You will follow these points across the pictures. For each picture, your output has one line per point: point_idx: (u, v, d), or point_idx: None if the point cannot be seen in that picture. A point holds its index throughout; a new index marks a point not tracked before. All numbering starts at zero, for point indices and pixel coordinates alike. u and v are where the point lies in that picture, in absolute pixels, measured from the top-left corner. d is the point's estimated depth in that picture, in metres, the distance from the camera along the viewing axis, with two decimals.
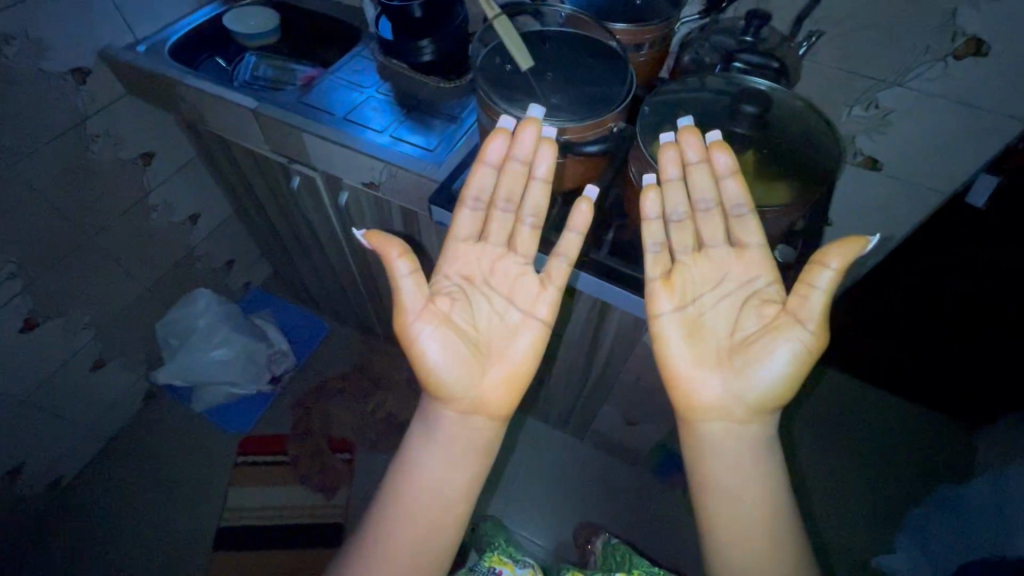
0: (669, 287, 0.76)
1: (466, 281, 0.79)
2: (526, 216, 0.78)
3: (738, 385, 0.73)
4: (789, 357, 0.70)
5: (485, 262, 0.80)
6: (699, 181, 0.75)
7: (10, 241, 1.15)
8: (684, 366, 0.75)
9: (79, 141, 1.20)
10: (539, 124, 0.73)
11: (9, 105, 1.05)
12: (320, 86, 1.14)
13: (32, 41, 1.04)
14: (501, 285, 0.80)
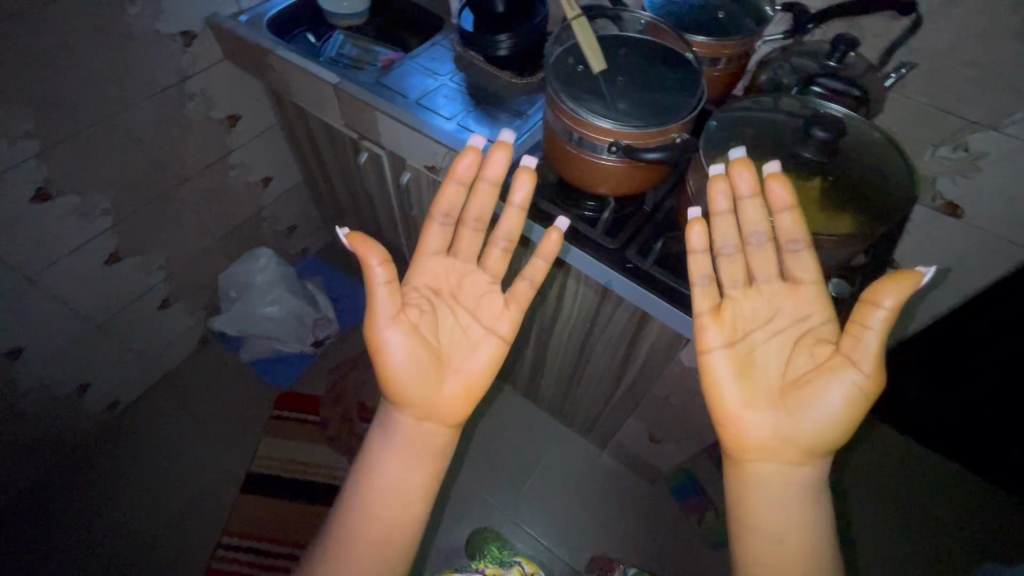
0: (717, 324, 0.76)
1: (433, 293, 0.90)
2: (498, 239, 0.90)
3: (794, 425, 0.72)
4: (844, 401, 0.70)
5: (454, 277, 0.91)
6: (751, 216, 0.75)
7: (109, 181, 1.27)
8: (734, 405, 0.75)
9: (178, 97, 1.31)
10: (507, 148, 0.84)
11: (124, 58, 1.16)
12: (399, 70, 1.20)
13: (151, 3, 1.14)
14: (467, 301, 0.91)
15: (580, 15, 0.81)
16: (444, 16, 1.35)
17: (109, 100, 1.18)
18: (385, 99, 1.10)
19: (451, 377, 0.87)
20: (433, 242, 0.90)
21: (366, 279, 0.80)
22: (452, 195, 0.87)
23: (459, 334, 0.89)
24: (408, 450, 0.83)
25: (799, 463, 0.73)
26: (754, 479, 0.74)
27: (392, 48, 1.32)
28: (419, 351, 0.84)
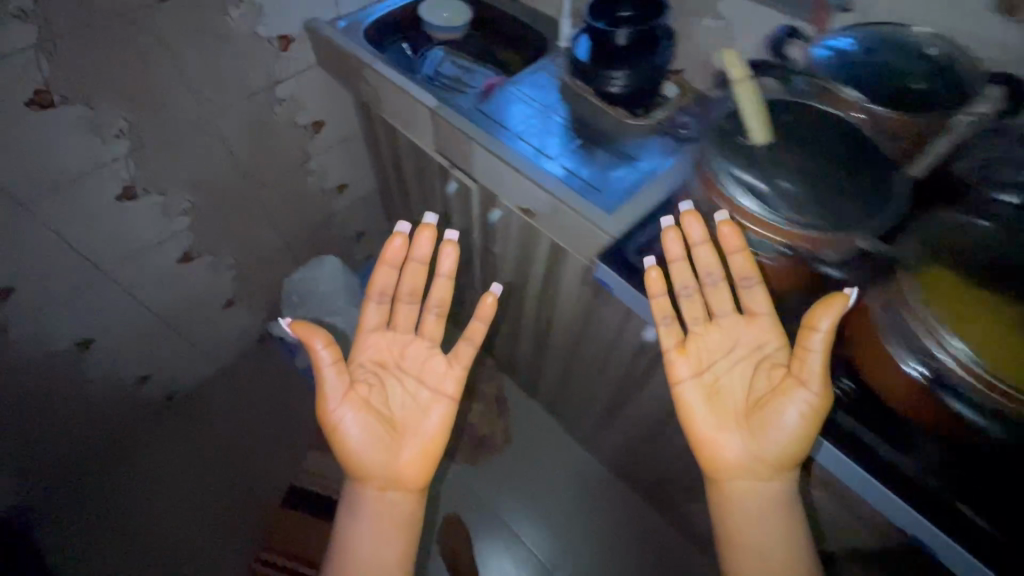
0: (684, 356, 0.82)
1: (379, 367, 1.01)
2: (431, 307, 1.05)
3: (758, 445, 0.78)
4: (799, 420, 0.73)
5: (397, 349, 1.03)
6: (705, 261, 0.80)
7: (192, 182, 1.25)
8: (705, 431, 0.81)
9: (267, 102, 1.26)
10: (432, 230, 0.99)
11: (220, 61, 1.12)
12: (500, 96, 1.10)
13: (253, 6, 1.09)
14: (411, 367, 1.02)
15: (746, 78, 0.73)
16: (550, 36, 1.25)
17: (203, 102, 1.15)
18: (485, 132, 1.01)
19: (405, 442, 0.96)
20: (372, 322, 1.03)
21: (312, 363, 0.93)
22: (384, 275, 1.01)
23: (408, 402, 0.99)
24: (377, 520, 0.91)
25: (766, 478, 0.78)
26: (731, 500, 0.79)
27: (490, 69, 1.22)
28: (372, 425, 0.94)
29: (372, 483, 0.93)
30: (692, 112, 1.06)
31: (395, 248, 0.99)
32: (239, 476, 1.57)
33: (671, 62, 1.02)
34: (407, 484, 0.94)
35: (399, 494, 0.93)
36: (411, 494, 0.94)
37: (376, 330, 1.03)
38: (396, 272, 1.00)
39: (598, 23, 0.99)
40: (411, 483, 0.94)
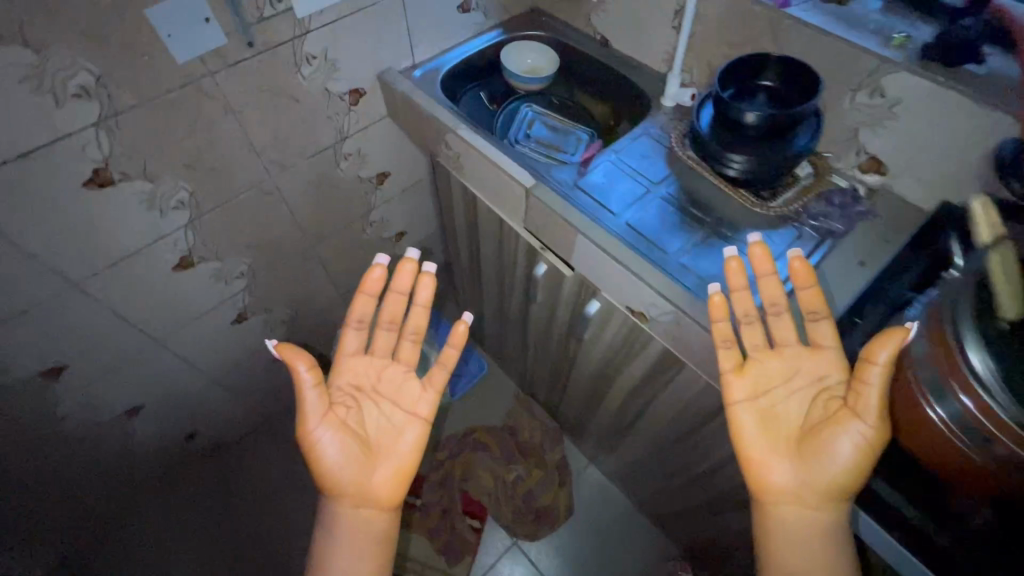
0: (741, 378, 0.74)
1: (356, 389, 0.89)
2: (407, 333, 0.92)
3: (812, 475, 0.69)
4: (853, 453, 0.66)
5: (374, 371, 0.91)
6: (770, 294, 0.74)
7: (251, 245, 1.15)
8: (756, 453, 0.72)
9: (333, 158, 1.15)
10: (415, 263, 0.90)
11: (288, 122, 1.01)
12: (601, 169, 0.97)
13: (328, 61, 0.98)
14: (388, 390, 0.90)
15: (1008, 245, 0.56)
16: (652, 93, 1.10)
17: (268, 165, 1.04)
18: (590, 218, 0.89)
19: (381, 463, 0.84)
20: (350, 343, 0.90)
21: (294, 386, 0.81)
22: (365, 302, 0.90)
23: (385, 424, 0.87)
24: (351, 546, 0.81)
25: (811, 513, 0.69)
26: (784, 530, 0.70)
27: (585, 130, 1.08)
28: (351, 447, 0.83)
29: (345, 506, 0.82)
30: (833, 198, 0.90)
31: (378, 273, 0.87)
32: (282, 542, 1.45)
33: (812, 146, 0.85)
34: (381, 508, 0.83)
35: (372, 518, 0.82)
36: (386, 516, 0.84)
37: (352, 351, 0.90)
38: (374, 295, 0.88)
39: (722, 95, 0.85)
40: (384, 505, 0.83)
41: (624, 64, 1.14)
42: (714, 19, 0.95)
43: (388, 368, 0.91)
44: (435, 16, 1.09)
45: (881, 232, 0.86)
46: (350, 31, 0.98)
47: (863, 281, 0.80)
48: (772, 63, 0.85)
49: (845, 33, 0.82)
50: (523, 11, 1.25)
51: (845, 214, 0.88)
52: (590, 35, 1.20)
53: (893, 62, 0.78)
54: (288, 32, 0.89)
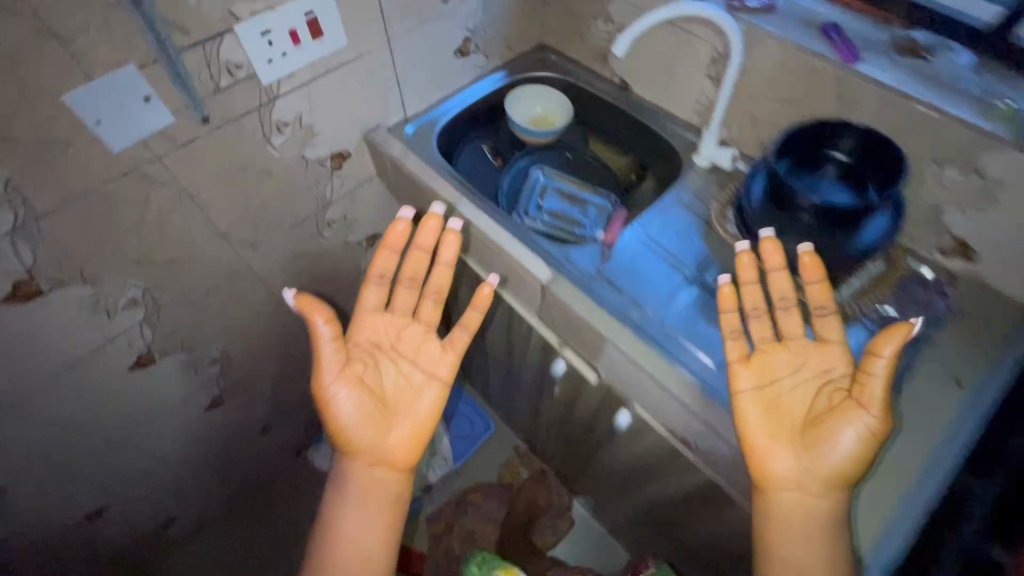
0: (747, 367, 0.66)
1: (374, 347, 0.82)
2: (430, 293, 0.84)
3: (818, 464, 0.62)
4: (856, 444, 0.61)
5: (393, 330, 0.83)
6: (782, 289, 0.68)
7: (222, 329, 1.00)
8: (761, 439, 0.64)
9: (315, 227, 1.00)
10: (441, 219, 0.79)
11: (258, 197, 0.86)
12: (626, 252, 0.82)
13: (303, 128, 0.83)
14: (406, 350, 0.83)
15: None
16: (683, 149, 0.95)
17: (237, 244, 0.90)
18: (616, 316, 0.74)
19: (398, 422, 0.80)
20: (370, 299, 0.82)
21: (313, 341, 0.76)
22: (387, 257, 0.81)
23: (402, 383, 0.82)
24: (363, 503, 0.78)
25: (815, 499, 0.63)
26: (779, 517, 0.64)
27: (606, 195, 0.93)
28: (367, 405, 0.78)
29: (358, 463, 0.78)
30: (911, 288, 0.74)
31: (401, 230, 0.78)
32: None
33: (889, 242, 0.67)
34: (395, 466, 0.79)
35: (385, 477, 0.79)
36: (397, 477, 0.80)
37: (372, 305, 0.82)
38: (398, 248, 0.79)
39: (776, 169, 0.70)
40: (398, 463, 0.79)
41: (649, 113, 0.99)
42: (761, 73, 0.80)
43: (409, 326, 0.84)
44: (430, 64, 0.94)
45: (970, 338, 0.71)
46: (330, 92, 0.82)
47: (972, 411, 0.68)
48: (850, 132, 0.68)
49: (931, 96, 0.67)
50: (530, 52, 1.11)
51: (925, 313, 0.72)
52: (608, 79, 1.05)
53: (999, 137, 0.63)
54: (252, 101, 0.74)
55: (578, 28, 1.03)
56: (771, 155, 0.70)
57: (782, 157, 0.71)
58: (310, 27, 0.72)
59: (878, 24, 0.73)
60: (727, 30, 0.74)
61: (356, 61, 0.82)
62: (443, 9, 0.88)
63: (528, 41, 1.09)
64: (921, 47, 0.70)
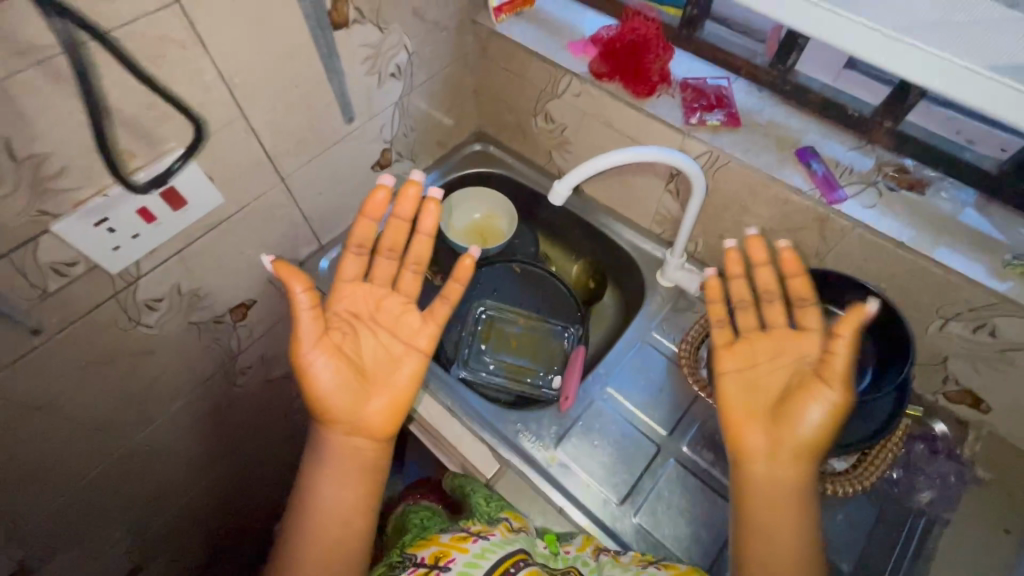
0: (728, 349, 0.54)
1: (353, 320, 0.58)
2: (413, 266, 0.60)
3: (791, 443, 0.49)
4: (823, 426, 0.48)
5: (373, 298, 0.59)
6: (766, 281, 0.55)
7: (123, 508, 0.84)
8: (734, 411, 0.52)
9: (224, 380, 0.85)
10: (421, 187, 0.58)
11: (139, 377, 0.71)
12: (588, 418, 0.70)
13: (185, 295, 0.68)
14: (389, 322, 0.58)
15: None
16: (644, 263, 0.82)
17: (123, 430, 0.74)
18: (595, 530, 0.62)
19: (375, 400, 0.55)
20: (350, 267, 0.58)
21: (290, 309, 0.53)
22: (365, 228, 0.58)
23: (381, 353, 0.57)
24: (338, 484, 0.53)
25: (790, 481, 0.49)
26: (749, 504, 0.49)
27: (562, 333, 0.81)
28: (340, 377, 0.54)
29: (335, 439, 0.54)
30: (916, 451, 0.63)
31: (383, 199, 0.57)
32: None
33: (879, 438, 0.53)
34: (365, 452, 0.54)
35: (350, 478, 0.54)
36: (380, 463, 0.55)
37: (349, 275, 0.58)
38: (377, 213, 0.57)
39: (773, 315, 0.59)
40: (369, 450, 0.55)
41: (603, 218, 0.86)
42: (727, 196, 0.68)
43: (396, 295, 0.59)
44: (341, 186, 0.79)
45: (990, 512, 0.61)
46: (212, 250, 0.67)
47: None
48: (848, 291, 0.57)
49: (930, 247, 0.56)
50: (462, 143, 0.96)
51: (939, 489, 0.61)
52: (555, 173, 0.91)
53: (1019, 302, 0.52)
54: (104, 291, 0.59)
55: (515, 121, 0.89)
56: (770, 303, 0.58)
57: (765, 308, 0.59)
58: (167, 199, 0.57)
59: (856, 146, 0.62)
60: (692, 175, 0.61)
61: (243, 211, 0.67)
62: (348, 129, 0.73)
63: (461, 133, 0.95)
64: (913, 176, 0.59)
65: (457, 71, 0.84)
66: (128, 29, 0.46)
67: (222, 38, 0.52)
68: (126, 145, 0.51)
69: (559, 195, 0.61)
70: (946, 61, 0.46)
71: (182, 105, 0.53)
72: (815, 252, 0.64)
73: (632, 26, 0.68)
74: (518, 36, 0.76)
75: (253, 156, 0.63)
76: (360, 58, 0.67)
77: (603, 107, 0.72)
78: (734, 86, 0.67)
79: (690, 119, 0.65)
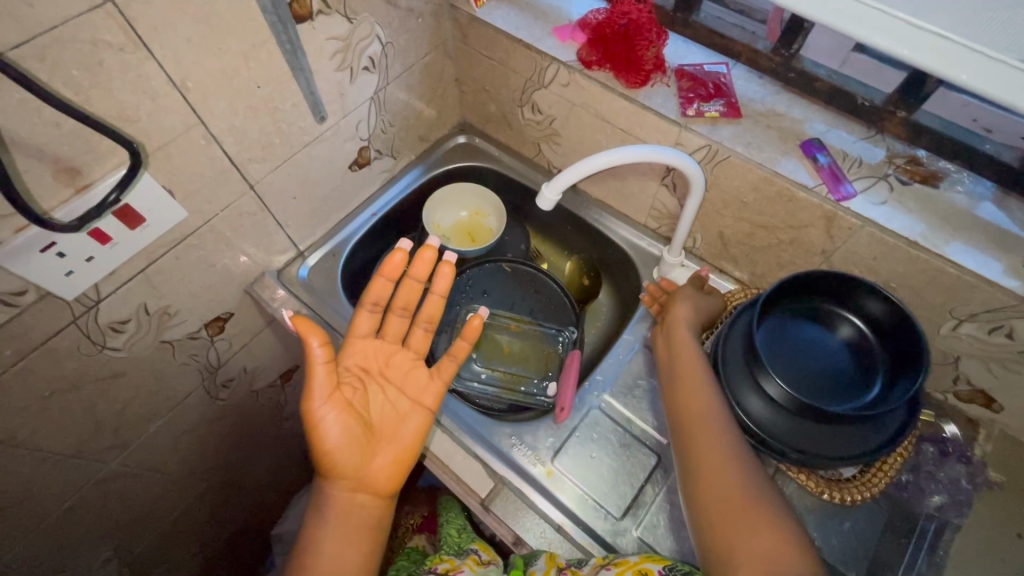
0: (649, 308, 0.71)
1: (363, 376, 0.57)
2: (423, 323, 0.60)
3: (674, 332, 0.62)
4: (690, 315, 0.64)
5: (384, 352, 0.58)
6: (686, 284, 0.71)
7: (108, 528, 0.82)
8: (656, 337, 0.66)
9: (206, 396, 0.81)
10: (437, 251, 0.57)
11: (112, 401, 0.67)
12: (585, 427, 0.67)
13: (155, 314, 0.64)
14: (398, 379, 0.58)
15: None
16: (640, 260, 0.79)
17: (99, 453, 0.71)
18: (595, 548, 0.59)
19: (382, 455, 0.54)
20: (363, 324, 0.57)
21: (307, 366, 0.50)
22: (383, 287, 0.56)
23: (387, 410, 0.56)
24: (341, 546, 0.51)
25: (704, 401, 0.54)
26: (688, 447, 0.53)
27: (557, 336, 0.77)
28: (351, 433, 0.52)
29: (339, 494, 0.52)
30: (925, 454, 0.61)
31: (401, 261, 0.55)
32: None
33: (882, 453, 0.51)
34: (369, 510, 0.53)
35: (355, 537, 0.52)
36: (380, 518, 0.54)
37: (362, 334, 0.57)
38: (391, 275, 0.55)
39: (769, 314, 0.55)
40: (373, 507, 0.53)
41: (596, 213, 0.82)
42: (727, 193, 0.64)
43: (406, 352, 0.59)
44: (317, 189, 0.75)
45: (1001, 517, 0.59)
46: (180, 266, 0.63)
47: None
48: (865, 295, 0.53)
49: (941, 243, 0.52)
50: (445, 136, 0.91)
51: (952, 495, 0.59)
52: (545, 166, 0.87)
53: None
54: (61, 318, 0.54)
55: (500, 112, 0.84)
56: (763, 303, 0.53)
57: (773, 308, 0.56)
58: (124, 219, 0.53)
59: (866, 135, 0.58)
60: (688, 171, 0.56)
61: (210, 222, 0.63)
62: (321, 129, 0.68)
63: (444, 125, 0.90)
64: (926, 169, 0.55)
65: (436, 61, 0.79)
66: (54, 34, 0.40)
67: (167, 38, 0.47)
68: (71, 162, 0.46)
69: (548, 200, 0.57)
70: (945, 39, 0.43)
71: (129, 116, 0.48)
72: (821, 250, 0.61)
73: (622, 10, 0.63)
74: (500, 22, 0.70)
75: (216, 165, 0.59)
76: (328, 52, 0.62)
77: (592, 98, 0.67)
78: (733, 72, 0.63)
79: (687, 111, 0.61)
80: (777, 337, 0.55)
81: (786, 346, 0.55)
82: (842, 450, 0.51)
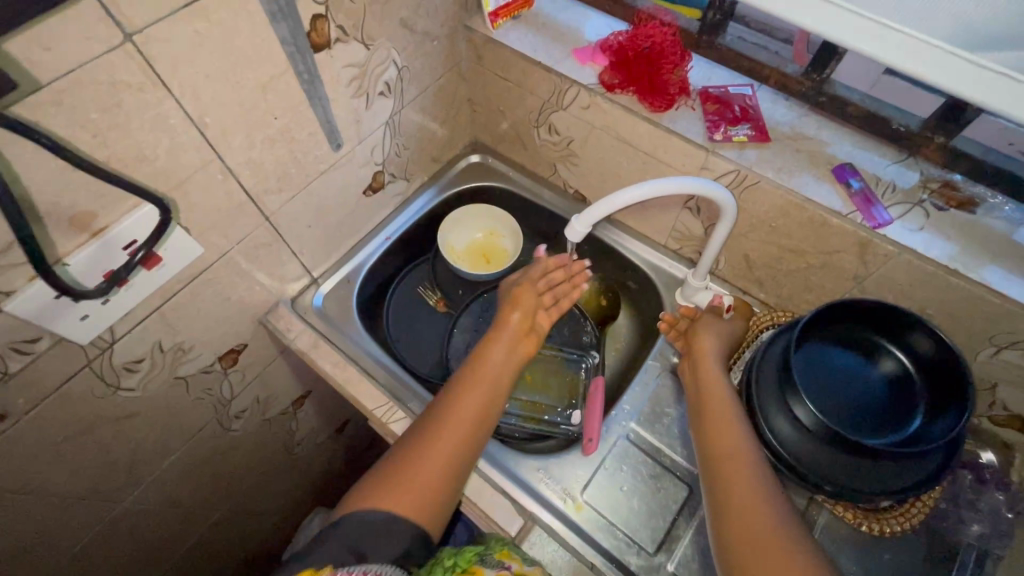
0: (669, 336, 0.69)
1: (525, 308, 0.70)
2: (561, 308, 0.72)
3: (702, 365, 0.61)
4: (718, 347, 0.63)
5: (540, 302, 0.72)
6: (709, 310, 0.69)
7: (119, 566, 0.79)
8: (684, 368, 0.65)
9: (219, 428, 0.79)
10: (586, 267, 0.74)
11: (125, 440, 0.65)
12: (612, 458, 0.65)
13: (170, 352, 0.62)
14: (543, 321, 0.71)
15: None
16: (662, 282, 0.77)
17: (112, 493, 0.68)
18: None
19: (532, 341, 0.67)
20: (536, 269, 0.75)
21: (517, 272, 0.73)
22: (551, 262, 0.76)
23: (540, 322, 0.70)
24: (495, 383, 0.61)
25: (734, 442, 0.53)
26: (716, 484, 0.51)
27: (578, 362, 0.76)
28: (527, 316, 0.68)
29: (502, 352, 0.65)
30: (962, 481, 0.60)
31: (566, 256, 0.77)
32: None
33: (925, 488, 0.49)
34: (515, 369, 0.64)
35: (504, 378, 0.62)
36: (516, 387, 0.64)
37: (537, 274, 0.71)
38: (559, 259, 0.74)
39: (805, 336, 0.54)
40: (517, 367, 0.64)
41: (615, 234, 0.80)
42: (755, 218, 0.62)
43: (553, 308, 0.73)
44: (331, 216, 0.73)
45: None
46: (195, 302, 0.61)
47: None
48: (911, 331, 0.52)
49: (981, 270, 0.51)
50: (457, 156, 0.90)
51: (994, 524, 0.58)
52: (560, 186, 0.85)
53: None
54: (74, 363, 0.52)
55: (514, 131, 0.82)
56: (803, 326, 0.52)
57: (810, 336, 0.55)
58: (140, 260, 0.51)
59: (898, 160, 0.57)
60: (720, 199, 0.55)
61: (225, 257, 0.61)
62: (336, 157, 0.67)
63: (456, 145, 0.88)
64: (963, 194, 0.54)
65: (450, 82, 0.77)
66: (70, 79, 0.39)
67: (184, 76, 0.45)
68: (87, 206, 0.44)
69: (577, 231, 0.56)
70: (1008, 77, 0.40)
71: (147, 156, 0.46)
72: (853, 275, 0.59)
73: (646, 32, 0.62)
74: (517, 44, 0.69)
75: (232, 200, 0.57)
76: (345, 80, 0.60)
77: (614, 121, 0.66)
78: (758, 94, 0.62)
79: (714, 136, 0.59)
80: (813, 363, 0.54)
81: (822, 376, 0.53)
82: (882, 484, 0.49)
